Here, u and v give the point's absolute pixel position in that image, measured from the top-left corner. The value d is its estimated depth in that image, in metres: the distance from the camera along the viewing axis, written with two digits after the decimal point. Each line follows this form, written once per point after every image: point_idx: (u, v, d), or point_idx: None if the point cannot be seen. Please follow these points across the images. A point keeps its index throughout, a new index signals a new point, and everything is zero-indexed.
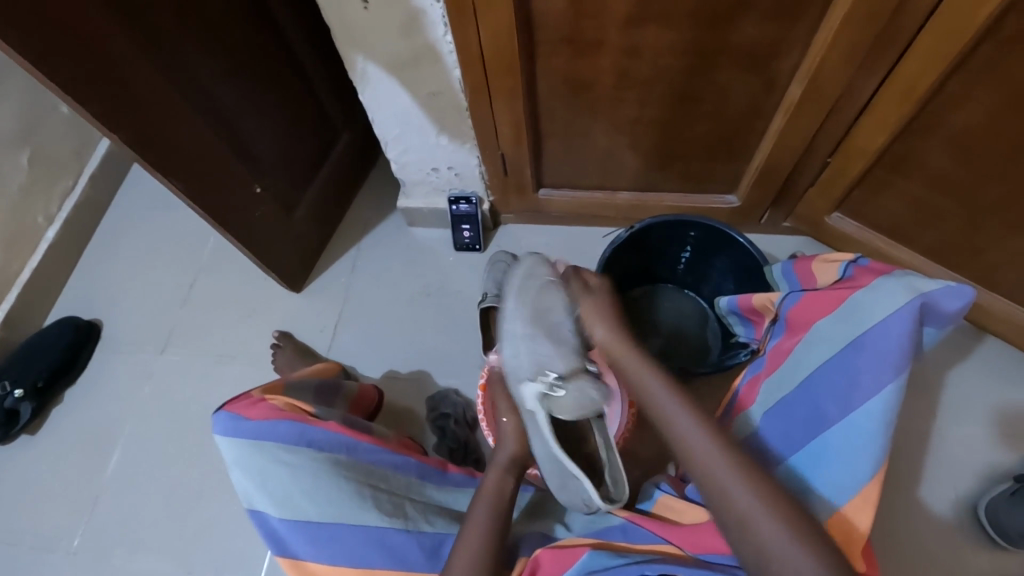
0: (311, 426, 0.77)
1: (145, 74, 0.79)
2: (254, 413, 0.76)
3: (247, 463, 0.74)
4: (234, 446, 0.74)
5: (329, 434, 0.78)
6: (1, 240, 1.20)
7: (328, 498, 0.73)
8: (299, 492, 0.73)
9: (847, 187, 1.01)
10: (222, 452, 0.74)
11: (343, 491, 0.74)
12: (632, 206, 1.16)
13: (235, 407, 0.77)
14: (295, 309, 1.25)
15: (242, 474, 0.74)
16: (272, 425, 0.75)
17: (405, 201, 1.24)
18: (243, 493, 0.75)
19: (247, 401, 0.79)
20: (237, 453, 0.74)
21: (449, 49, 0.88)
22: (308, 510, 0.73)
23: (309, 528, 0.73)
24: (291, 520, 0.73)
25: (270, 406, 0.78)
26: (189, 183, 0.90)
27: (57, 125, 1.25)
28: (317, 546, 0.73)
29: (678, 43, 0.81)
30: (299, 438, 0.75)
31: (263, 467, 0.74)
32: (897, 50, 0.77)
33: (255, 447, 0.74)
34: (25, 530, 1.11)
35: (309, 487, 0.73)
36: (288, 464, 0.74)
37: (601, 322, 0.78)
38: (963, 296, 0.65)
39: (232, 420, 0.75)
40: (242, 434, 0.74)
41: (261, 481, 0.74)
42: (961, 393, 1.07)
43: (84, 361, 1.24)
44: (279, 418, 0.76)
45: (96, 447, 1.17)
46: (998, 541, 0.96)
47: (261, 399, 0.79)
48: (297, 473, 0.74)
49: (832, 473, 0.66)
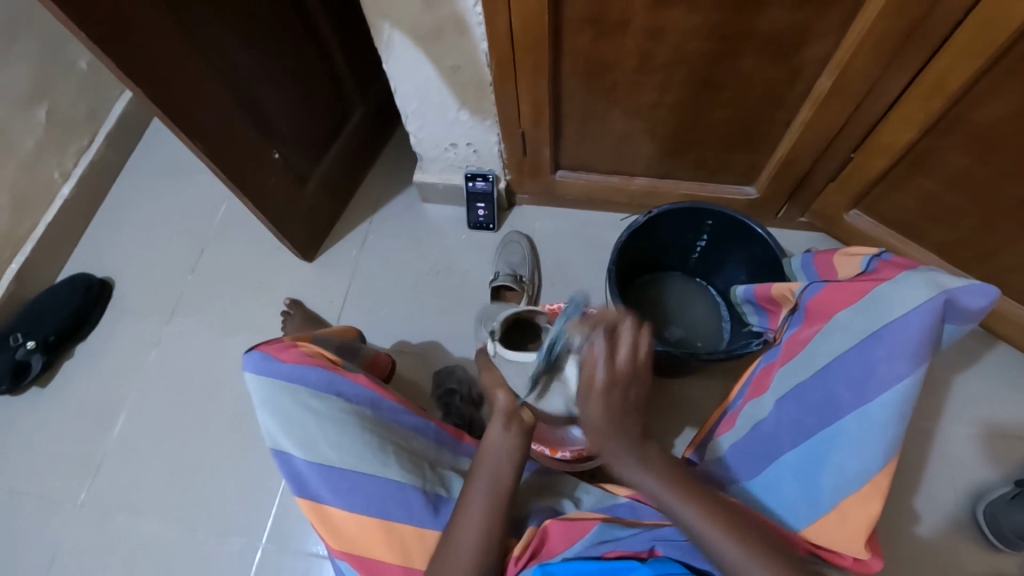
0: (339, 376, 0.78)
1: (167, 30, 0.78)
2: (286, 355, 0.78)
3: (276, 403, 0.75)
4: (265, 386, 0.76)
5: (356, 386, 0.79)
6: (17, 194, 1.20)
7: (351, 446, 0.75)
8: (324, 438, 0.75)
9: (867, 183, 1.00)
10: (252, 391, 0.76)
11: (365, 441, 0.75)
12: (648, 192, 1.16)
13: (268, 349, 0.79)
14: (306, 278, 1.26)
15: (270, 414, 0.76)
16: (303, 370, 0.77)
17: (420, 176, 1.24)
18: (269, 432, 0.76)
19: (279, 345, 0.81)
20: (267, 393, 0.76)
21: (476, 22, 0.87)
22: (330, 456, 0.74)
23: (330, 474, 0.74)
24: (315, 463, 0.75)
25: (300, 352, 0.80)
26: (208, 144, 0.90)
27: (73, 80, 1.25)
28: (337, 493, 0.74)
29: (706, 27, 0.80)
30: (327, 387, 0.77)
31: (292, 409, 0.76)
32: (932, 46, 0.76)
33: (286, 389, 0.76)
34: (31, 482, 1.13)
35: (333, 433, 0.75)
36: (316, 410, 0.76)
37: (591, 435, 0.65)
38: (987, 294, 0.62)
39: (266, 360, 0.77)
40: (274, 375, 0.76)
41: (288, 422, 0.75)
42: (965, 397, 1.08)
43: (95, 319, 1.25)
44: (309, 364, 0.77)
45: (104, 404, 1.18)
46: (995, 543, 0.96)
47: (292, 345, 0.81)
48: (322, 419, 0.75)
49: (843, 460, 0.69)
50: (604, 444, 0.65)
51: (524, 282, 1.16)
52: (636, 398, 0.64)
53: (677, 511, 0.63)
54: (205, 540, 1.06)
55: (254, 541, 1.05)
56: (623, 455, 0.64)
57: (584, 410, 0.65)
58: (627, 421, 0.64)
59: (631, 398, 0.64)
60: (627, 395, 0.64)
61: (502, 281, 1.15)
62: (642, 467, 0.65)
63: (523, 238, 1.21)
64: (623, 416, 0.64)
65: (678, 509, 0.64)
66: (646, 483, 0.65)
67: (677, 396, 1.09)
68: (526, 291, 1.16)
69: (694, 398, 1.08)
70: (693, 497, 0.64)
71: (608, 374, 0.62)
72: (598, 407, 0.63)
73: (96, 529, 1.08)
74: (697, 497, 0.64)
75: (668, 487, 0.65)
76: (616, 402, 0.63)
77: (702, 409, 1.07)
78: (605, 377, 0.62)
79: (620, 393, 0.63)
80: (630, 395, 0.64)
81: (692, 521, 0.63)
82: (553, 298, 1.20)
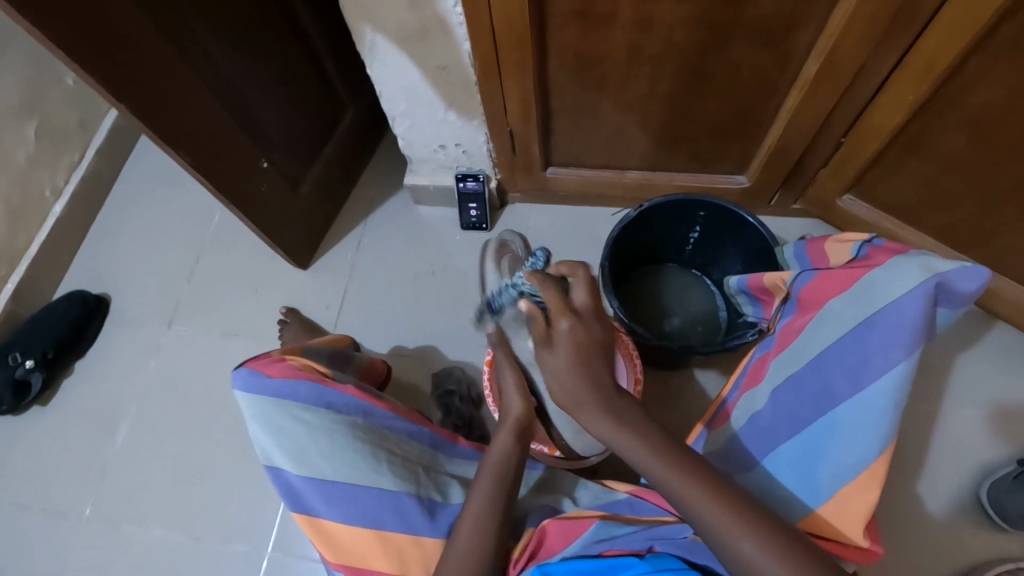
0: (328, 387, 0.78)
1: (151, 42, 0.78)
2: (274, 370, 0.78)
3: (267, 418, 0.76)
4: (255, 402, 0.75)
5: (346, 397, 0.79)
6: (9, 212, 1.20)
7: (344, 458, 0.75)
8: (316, 451, 0.75)
9: (859, 168, 1.00)
10: (242, 408, 0.76)
11: (358, 452, 0.76)
12: (640, 185, 1.16)
13: (257, 364, 0.78)
14: (302, 285, 1.26)
15: (261, 430, 0.76)
16: (292, 384, 0.77)
17: (411, 178, 1.23)
18: (262, 448, 0.77)
19: (267, 360, 0.81)
20: (257, 408, 0.76)
21: (459, 21, 0.86)
22: (323, 468, 0.75)
23: (324, 486, 0.75)
24: (308, 476, 0.75)
25: (288, 365, 0.79)
26: (197, 154, 0.90)
27: (61, 95, 1.24)
28: (332, 505, 0.75)
29: (690, 17, 0.79)
30: (317, 399, 0.77)
31: (283, 423, 0.76)
32: (919, 26, 0.76)
33: (276, 404, 0.76)
34: (35, 499, 1.13)
35: (325, 446, 0.75)
36: (306, 423, 0.76)
37: (561, 386, 0.66)
38: (979, 277, 0.62)
39: (254, 376, 0.76)
40: (262, 391, 0.76)
41: (280, 436, 0.76)
42: (966, 378, 1.07)
43: (92, 334, 1.25)
44: (298, 378, 0.77)
45: (105, 419, 1.18)
46: (1000, 524, 0.96)
47: (280, 358, 0.81)
48: (313, 432, 0.76)
49: (840, 450, 0.68)
50: (573, 393, 0.65)
51: None
52: (600, 337, 0.66)
53: (695, 509, 0.59)
54: (211, 550, 1.06)
55: (260, 550, 1.05)
56: (596, 404, 0.65)
57: (551, 359, 0.66)
58: (592, 363, 0.65)
59: (594, 336, 0.66)
60: (589, 333, 0.66)
61: None
62: (619, 427, 0.64)
63: (517, 237, 1.21)
64: (587, 357, 0.65)
65: (693, 506, 0.59)
66: (618, 438, 0.64)
67: (677, 388, 1.08)
68: None
69: (693, 390, 1.08)
70: (705, 486, 0.59)
71: (568, 308, 0.67)
72: (561, 345, 0.65)
73: (102, 543, 1.09)
74: (711, 489, 0.59)
75: (674, 471, 0.61)
76: (578, 339, 0.65)
77: (702, 401, 1.07)
78: (563, 314, 0.66)
79: (581, 329, 0.66)
80: (592, 333, 0.66)
81: (711, 517, 0.58)
82: None
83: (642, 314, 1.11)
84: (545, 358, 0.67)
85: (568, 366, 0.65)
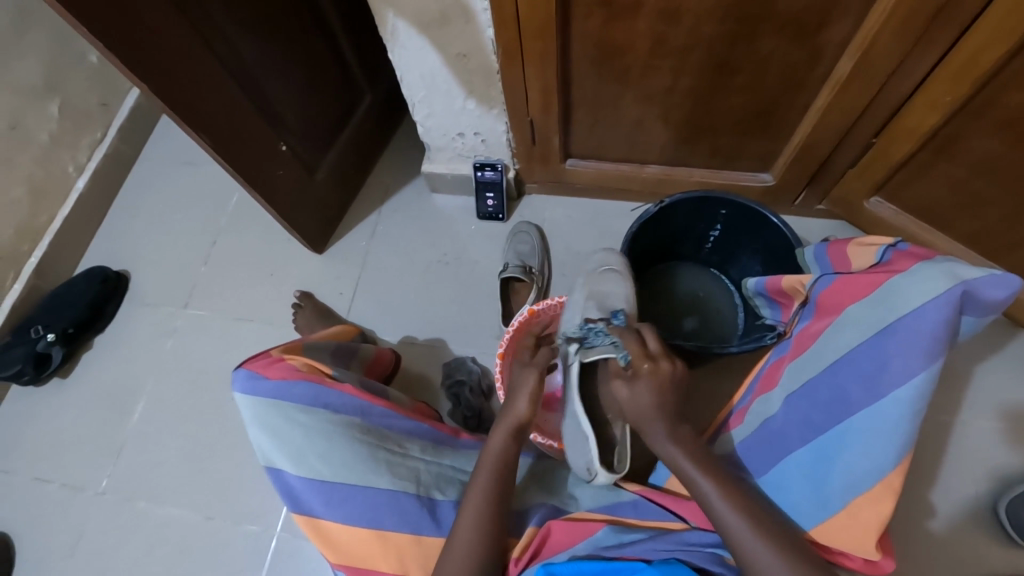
0: (326, 388, 0.78)
1: (171, 22, 0.78)
2: (272, 372, 0.78)
3: (265, 420, 0.76)
4: (252, 404, 0.76)
5: (344, 397, 0.79)
6: (33, 188, 1.21)
7: (342, 459, 0.76)
8: (314, 452, 0.76)
9: (889, 169, 0.96)
10: (241, 410, 0.77)
11: (356, 453, 0.76)
12: (660, 180, 1.14)
13: (256, 366, 0.79)
14: (315, 270, 1.26)
15: (260, 431, 0.76)
16: (289, 385, 0.77)
17: (429, 165, 1.22)
18: (261, 451, 0.77)
19: (266, 360, 0.81)
20: (256, 410, 0.76)
21: (481, 7, 0.84)
22: (322, 470, 0.75)
23: (322, 488, 0.76)
24: (307, 477, 0.76)
25: (288, 366, 0.80)
26: (215, 136, 0.89)
27: (85, 74, 1.25)
28: (330, 506, 0.75)
29: (720, 9, 0.76)
30: (314, 400, 0.77)
31: (282, 425, 0.76)
32: (960, 25, 0.72)
33: (274, 405, 0.76)
34: (54, 471, 1.16)
35: (323, 448, 0.75)
36: (304, 425, 0.76)
37: (636, 410, 0.69)
38: (1008, 286, 0.60)
39: (251, 378, 0.77)
40: (260, 393, 0.76)
41: (278, 439, 0.76)
42: (989, 388, 1.04)
43: (111, 311, 1.27)
44: (295, 379, 0.77)
45: (120, 396, 1.20)
46: (1017, 541, 0.94)
47: (278, 359, 0.81)
48: (311, 433, 0.76)
49: (853, 460, 0.67)
50: (646, 417, 0.69)
51: (533, 274, 1.13)
52: (671, 376, 0.69)
53: (730, 526, 0.63)
54: (221, 527, 1.08)
55: (268, 530, 1.07)
56: (661, 433, 0.69)
57: (630, 395, 0.69)
58: (667, 398, 0.68)
59: (669, 380, 0.68)
60: (667, 373, 0.69)
61: (511, 273, 1.11)
62: (672, 442, 0.68)
63: (533, 229, 1.19)
64: (667, 387, 0.68)
65: (743, 542, 0.62)
66: (675, 458, 0.68)
67: (689, 389, 1.07)
68: (536, 283, 1.13)
69: (706, 391, 1.06)
70: (756, 525, 0.63)
71: (644, 351, 0.70)
72: (643, 385, 0.68)
73: (116, 516, 1.11)
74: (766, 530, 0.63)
75: (727, 499, 0.65)
76: (659, 380, 0.68)
77: (716, 402, 1.05)
78: (642, 357, 0.69)
79: (656, 374, 0.68)
80: (673, 377, 0.69)
81: (751, 545, 0.62)
82: (564, 289, 1.19)
83: (658, 312, 1.10)
84: (621, 401, 0.70)
85: (644, 403, 0.68)
